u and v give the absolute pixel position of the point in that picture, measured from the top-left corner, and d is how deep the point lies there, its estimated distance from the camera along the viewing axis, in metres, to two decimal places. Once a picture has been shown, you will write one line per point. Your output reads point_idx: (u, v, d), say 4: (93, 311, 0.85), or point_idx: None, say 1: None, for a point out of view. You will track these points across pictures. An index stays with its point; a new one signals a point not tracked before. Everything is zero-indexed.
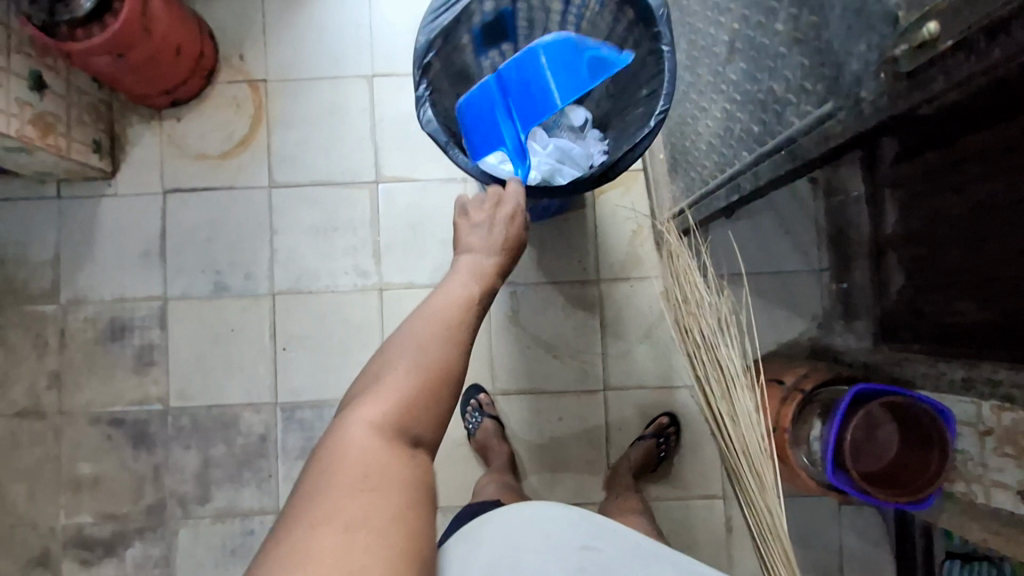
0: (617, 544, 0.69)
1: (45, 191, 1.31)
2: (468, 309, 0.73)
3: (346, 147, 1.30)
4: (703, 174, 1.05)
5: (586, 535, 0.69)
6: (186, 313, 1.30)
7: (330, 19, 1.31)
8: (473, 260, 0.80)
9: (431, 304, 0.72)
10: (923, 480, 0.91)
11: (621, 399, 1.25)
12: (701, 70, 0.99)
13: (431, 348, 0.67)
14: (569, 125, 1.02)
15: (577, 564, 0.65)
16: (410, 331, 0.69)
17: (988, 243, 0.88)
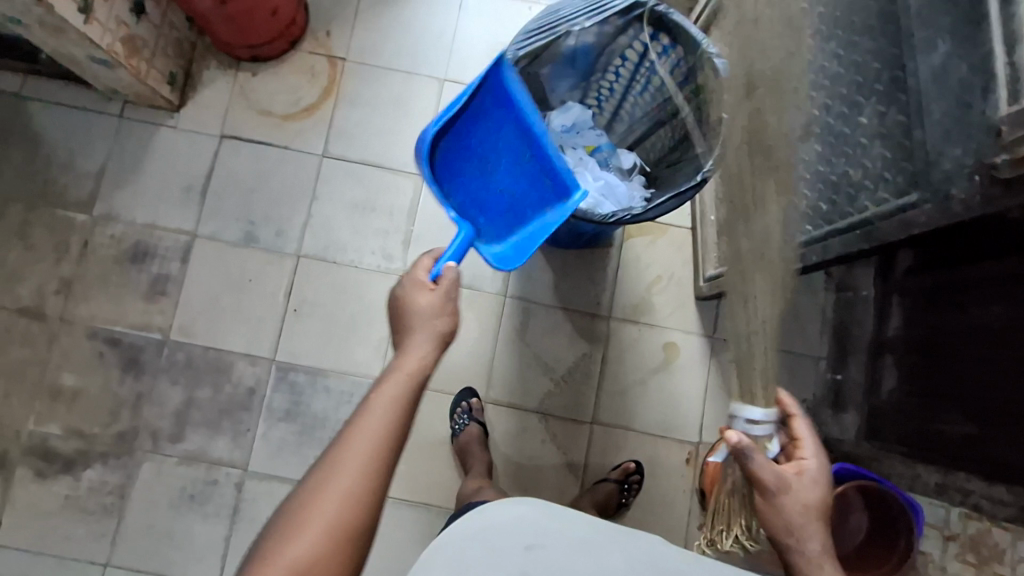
0: (569, 538, 0.60)
1: (110, 108, 1.35)
2: (392, 437, 0.63)
3: (403, 137, 1.36)
4: None
5: (532, 530, 0.60)
6: (211, 253, 1.32)
7: (419, 20, 1.39)
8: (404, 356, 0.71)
9: (348, 438, 0.62)
10: (883, 568, 1.01)
11: (605, 436, 1.28)
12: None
13: (328, 506, 0.58)
14: (618, 166, 1.09)
15: (521, 566, 0.57)
16: (315, 485, 0.59)
17: (981, 365, 0.93)
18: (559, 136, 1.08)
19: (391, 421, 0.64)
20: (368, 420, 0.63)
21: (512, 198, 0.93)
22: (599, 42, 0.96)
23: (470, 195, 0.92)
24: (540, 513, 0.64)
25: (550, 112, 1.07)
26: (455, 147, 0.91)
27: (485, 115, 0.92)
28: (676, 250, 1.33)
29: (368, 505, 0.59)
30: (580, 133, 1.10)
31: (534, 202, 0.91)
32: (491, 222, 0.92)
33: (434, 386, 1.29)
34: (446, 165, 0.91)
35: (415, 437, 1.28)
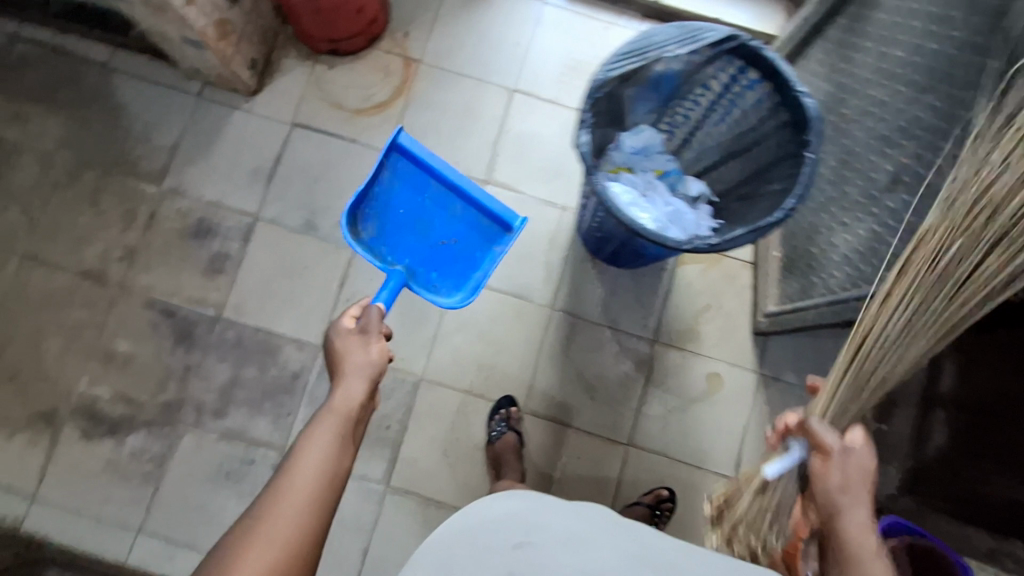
0: (560, 536, 0.60)
1: (189, 88, 1.40)
2: (325, 482, 0.68)
3: (469, 143, 1.38)
4: (828, 284, 1.02)
5: (521, 528, 0.60)
6: (272, 237, 1.35)
7: (495, 29, 1.41)
8: (338, 399, 0.77)
9: (279, 488, 0.66)
10: None
11: (641, 459, 1.28)
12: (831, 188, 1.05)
13: (257, 559, 0.60)
14: (684, 194, 1.09)
15: (507, 568, 0.57)
16: (247, 528, 0.62)
17: None
18: (629, 158, 1.07)
19: (321, 466, 0.69)
20: (302, 461, 0.68)
21: (454, 245, 1.09)
22: (685, 70, 0.96)
23: (414, 253, 1.08)
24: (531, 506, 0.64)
25: (623, 132, 1.06)
26: (389, 219, 1.08)
27: (406, 184, 1.09)
28: (728, 281, 1.33)
29: (306, 541, 0.63)
30: (650, 156, 1.09)
31: (478, 244, 1.09)
32: (443, 273, 1.08)
33: (474, 390, 1.30)
34: (387, 235, 1.07)
35: (452, 439, 1.29)
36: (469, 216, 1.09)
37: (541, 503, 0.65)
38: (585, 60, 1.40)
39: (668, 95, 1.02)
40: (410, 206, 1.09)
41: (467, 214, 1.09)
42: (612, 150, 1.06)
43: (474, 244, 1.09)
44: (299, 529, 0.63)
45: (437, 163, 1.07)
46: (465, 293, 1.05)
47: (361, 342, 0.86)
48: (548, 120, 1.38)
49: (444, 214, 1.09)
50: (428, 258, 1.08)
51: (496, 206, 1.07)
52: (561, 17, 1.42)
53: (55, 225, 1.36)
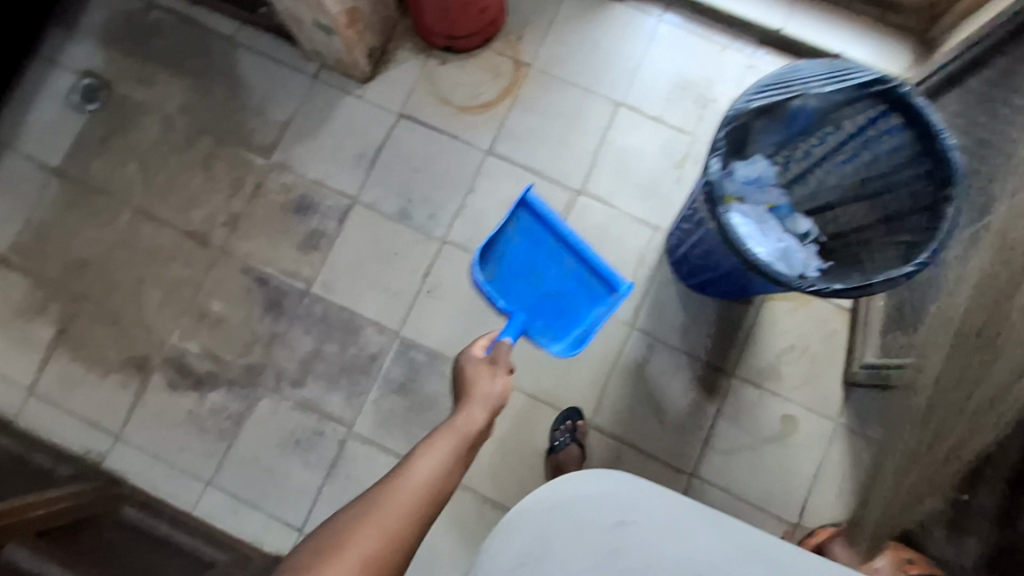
0: (658, 517, 0.58)
1: (307, 68, 1.46)
2: (439, 491, 0.70)
3: (569, 151, 1.39)
4: None
5: (619, 508, 0.58)
6: (366, 221, 1.39)
7: (611, 41, 1.42)
8: (464, 418, 0.83)
9: (397, 481, 0.69)
10: None
11: (703, 491, 1.26)
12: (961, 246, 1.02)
13: (364, 541, 0.62)
14: (793, 231, 1.08)
15: (609, 544, 0.54)
16: (361, 508, 0.65)
17: None
18: (741, 188, 1.05)
19: (439, 471, 0.72)
20: (421, 464, 0.72)
21: (562, 299, 1.13)
22: (823, 108, 0.97)
23: (527, 300, 1.12)
24: (628, 489, 0.62)
25: (739, 160, 1.04)
26: (509, 263, 1.13)
27: (527, 234, 1.15)
28: (815, 323, 1.30)
29: (410, 536, 0.65)
30: (762, 188, 1.07)
31: (585, 300, 1.13)
32: (548, 322, 1.12)
33: (544, 397, 1.31)
34: (502, 280, 1.13)
35: (516, 441, 1.30)
36: (579, 273, 1.14)
37: (638, 486, 0.62)
38: (695, 80, 1.39)
39: (797, 130, 1.02)
40: (529, 256, 1.15)
41: (579, 273, 1.14)
42: (726, 177, 1.02)
43: (579, 301, 1.14)
44: (407, 525, 0.66)
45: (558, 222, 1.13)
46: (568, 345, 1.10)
47: (491, 378, 0.92)
48: (651, 137, 1.38)
49: (557, 268, 1.14)
50: (536, 307, 1.12)
51: (605, 268, 1.12)
52: (675, 34, 1.41)
53: (169, 184, 1.43)
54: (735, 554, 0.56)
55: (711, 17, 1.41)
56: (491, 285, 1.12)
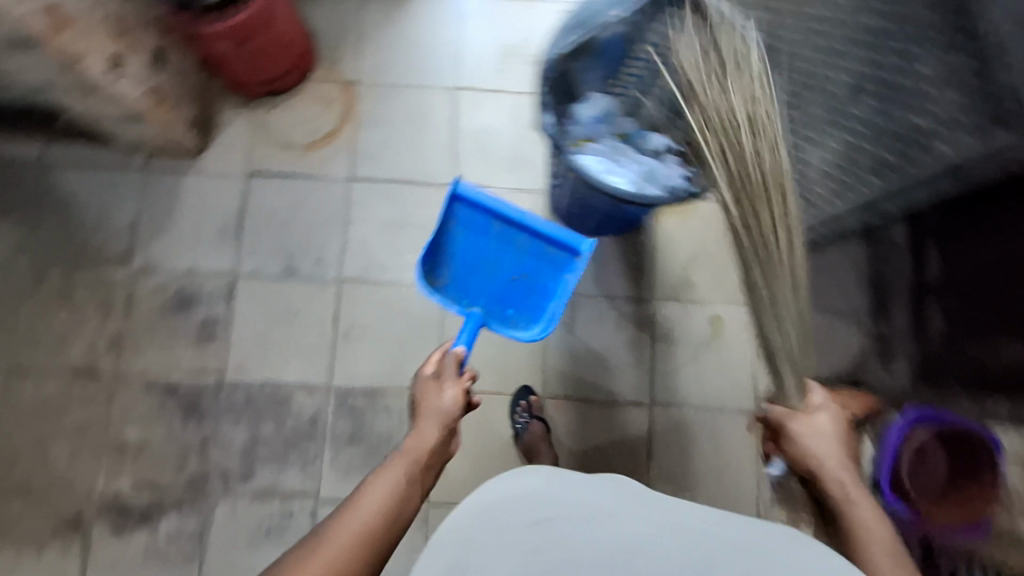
0: (577, 505, 0.58)
1: (134, 162, 1.37)
2: (392, 519, 0.69)
3: (425, 150, 1.38)
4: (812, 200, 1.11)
5: (541, 503, 0.58)
6: (254, 291, 1.34)
7: (426, 32, 1.41)
8: (418, 436, 0.81)
9: (347, 513, 0.69)
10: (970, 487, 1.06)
11: (666, 415, 1.30)
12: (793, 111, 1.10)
13: None
14: (650, 149, 1.11)
15: (528, 548, 0.55)
16: (309, 545, 0.66)
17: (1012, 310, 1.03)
18: (588, 127, 1.09)
19: (390, 495, 0.71)
20: (371, 493, 0.71)
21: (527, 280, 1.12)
22: (626, 31, 1.01)
23: (489, 295, 1.13)
24: (559, 480, 0.62)
25: (577, 104, 1.09)
26: (459, 259, 1.13)
27: (470, 225, 1.14)
28: (705, 224, 1.36)
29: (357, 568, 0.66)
30: (608, 121, 1.11)
31: (549, 274, 1.12)
32: (519, 306, 1.12)
33: (491, 389, 1.31)
34: (459, 281, 1.13)
35: (481, 442, 1.30)
36: (535, 247, 1.13)
37: (570, 477, 0.62)
38: (517, 42, 1.41)
39: (614, 58, 1.06)
40: (479, 246, 1.14)
41: (535, 246, 1.13)
42: (571, 124, 1.07)
43: (544, 275, 1.13)
44: (354, 557, 0.66)
45: (496, 205, 1.11)
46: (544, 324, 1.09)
47: (440, 391, 0.88)
48: (498, 109, 1.39)
49: (511, 250, 1.13)
50: (502, 297, 1.13)
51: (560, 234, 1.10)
52: (482, 5, 1.42)
53: (32, 332, 1.32)
54: (657, 527, 0.58)
55: None
56: (448, 288, 1.13)
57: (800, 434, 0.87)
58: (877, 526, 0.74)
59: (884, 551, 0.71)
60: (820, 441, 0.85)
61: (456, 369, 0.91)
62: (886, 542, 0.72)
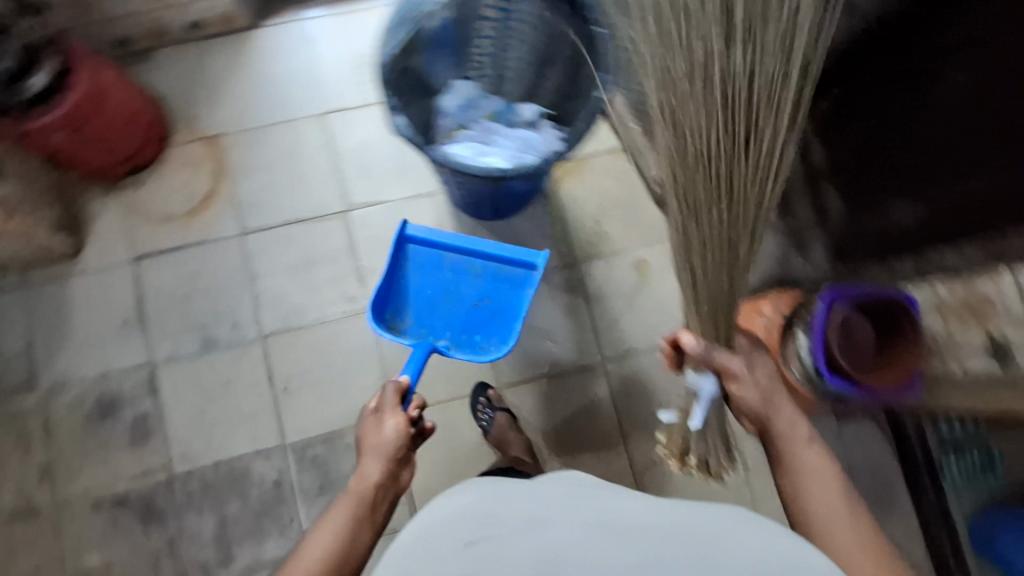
0: (515, 514, 0.59)
1: (9, 282, 1.28)
2: (340, 560, 0.75)
3: (311, 183, 1.34)
4: None
5: (478, 520, 0.59)
6: (178, 374, 1.28)
7: (276, 67, 1.38)
8: (361, 475, 0.84)
9: (301, 556, 0.76)
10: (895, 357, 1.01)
11: (621, 368, 1.31)
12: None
13: None
14: (523, 121, 1.13)
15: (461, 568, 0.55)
16: None
17: (891, 175, 1.02)
18: (456, 117, 1.12)
19: (336, 536, 0.77)
20: (320, 535, 0.78)
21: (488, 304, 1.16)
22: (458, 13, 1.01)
23: (453, 322, 1.16)
24: (507, 494, 0.63)
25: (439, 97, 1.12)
26: (416, 296, 1.16)
27: (422, 261, 1.18)
28: (603, 177, 1.38)
29: None
30: (475, 106, 1.13)
31: (508, 292, 1.17)
32: (482, 330, 1.16)
33: (447, 397, 1.29)
34: (421, 319, 1.16)
35: (453, 450, 1.28)
36: (489, 270, 1.18)
37: (510, 490, 0.63)
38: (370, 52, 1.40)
39: (455, 43, 1.06)
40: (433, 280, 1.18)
41: (488, 271, 1.17)
42: (440, 120, 1.11)
43: (504, 295, 1.17)
44: None
45: (444, 238, 1.16)
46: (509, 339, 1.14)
47: (377, 429, 0.88)
48: (371, 123, 1.37)
49: (467, 279, 1.17)
50: (465, 324, 1.16)
51: (511, 253, 1.15)
52: (325, 26, 1.40)
53: None
54: (593, 523, 0.58)
55: None
56: (408, 325, 1.16)
57: (734, 396, 0.82)
58: (812, 463, 0.76)
59: (820, 485, 0.74)
60: (755, 400, 0.80)
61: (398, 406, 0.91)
62: (822, 475, 0.75)
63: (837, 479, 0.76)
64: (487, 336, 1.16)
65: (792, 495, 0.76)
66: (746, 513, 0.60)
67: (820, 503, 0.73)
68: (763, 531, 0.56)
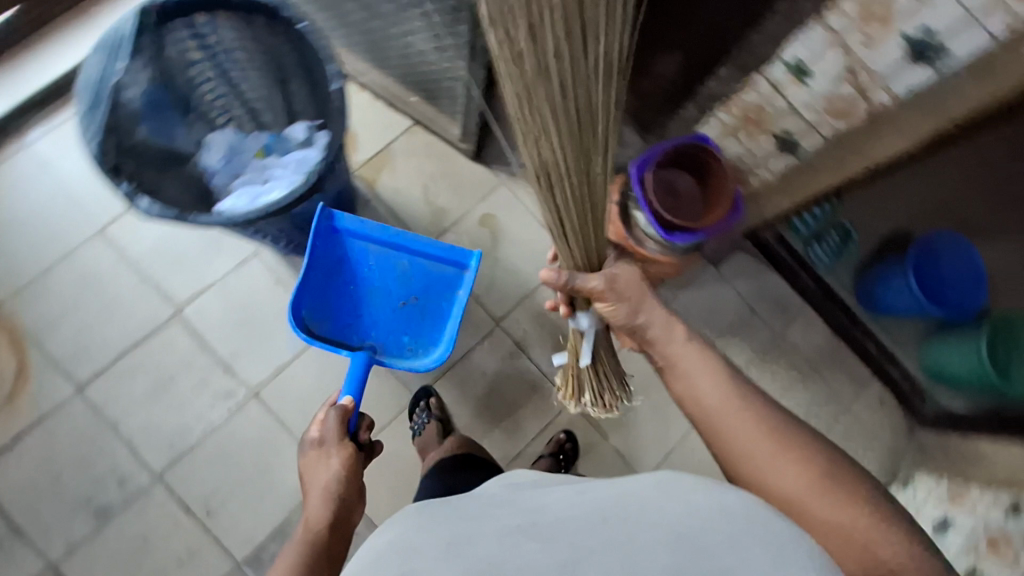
0: (442, 541, 0.49)
1: None
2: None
3: (126, 304, 1.23)
4: (447, 74, 1.13)
5: (398, 560, 0.48)
6: (86, 560, 1.15)
7: (23, 208, 1.24)
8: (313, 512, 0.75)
9: None
10: (719, 196, 1.07)
11: (515, 320, 1.32)
12: (370, 21, 1.10)
13: None
14: (297, 142, 1.07)
15: None
16: None
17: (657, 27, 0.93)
18: (228, 170, 1.08)
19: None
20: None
21: (416, 304, 1.13)
22: (156, 74, 0.98)
23: (381, 325, 1.13)
24: (435, 520, 0.54)
25: (201, 160, 1.08)
26: (340, 294, 1.12)
27: (348, 255, 1.13)
28: (411, 160, 1.37)
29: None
30: (244, 151, 1.09)
31: (441, 291, 1.13)
32: (411, 332, 1.13)
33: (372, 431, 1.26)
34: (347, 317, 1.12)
35: (403, 476, 1.25)
36: (418, 265, 1.14)
37: (431, 519, 0.54)
38: None
39: (178, 106, 1.05)
40: (357, 275, 1.14)
41: (417, 268, 1.13)
42: (214, 181, 1.07)
43: (434, 297, 1.14)
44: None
45: (370, 230, 1.11)
46: (446, 344, 1.11)
47: (325, 463, 0.82)
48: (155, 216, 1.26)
49: (394, 275, 1.13)
50: (399, 325, 1.13)
51: (441, 249, 1.11)
52: (54, 143, 1.27)
53: None
54: (523, 526, 0.50)
55: (58, 100, 1.29)
56: (327, 327, 1.11)
57: (603, 314, 0.82)
58: (694, 361, 0.73)
59: (709, 378, 0.71)
60: (623, 310, 0.79)
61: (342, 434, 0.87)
62: (707, 369, 0.72)
63: (721, 367, 0.73)
64: (417, 339, 1.13)
65: (685, 395, 0.72)
66: (671, 475, 0.55)
67: (710, 395, 0.70)
68: (687, 492, 0.51)
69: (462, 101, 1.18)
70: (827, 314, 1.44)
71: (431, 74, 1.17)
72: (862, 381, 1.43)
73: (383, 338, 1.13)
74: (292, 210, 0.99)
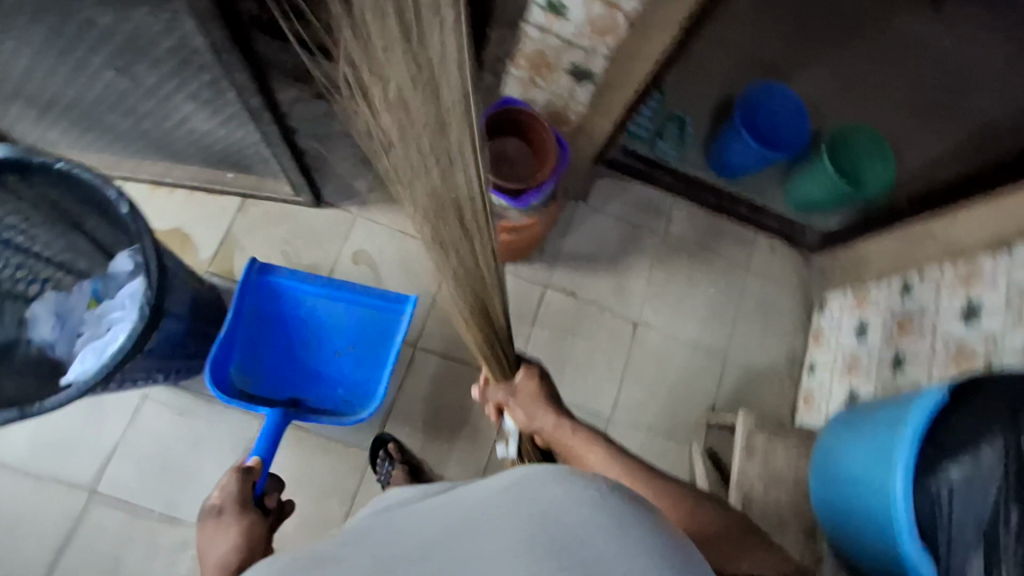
0: None
1: None
2: None
3: (32, 512, 1.12)
4: (245, 139, 1.10)
5: None
6: None
7: None
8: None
9: None
10: (543, 149, 1.11)
11: (428, 335, 1.33)
12: (141, 123, 1.07)
13: None
14: (120, 276, 1.01)
15: None
16: None
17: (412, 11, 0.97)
18: (64, 335, 1.01)
19: None
20: None
21: (350, 353, 1.16)
22: None
23: (313, 380, 1.15)
24: None
25: (31, 336, 1.00)
26: (273, 351, 1.14)
27: (282, 311, 1.16)
28: (259, 236, 1.33)
29: None
30: (71, 308, 1.02)
31: (377, 336, 1.17)
32: (350, 383, 1.16)
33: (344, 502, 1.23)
34: (273, 376, 1.14)
35: None
36: (356, 311, 1.17)
37: None
38: None
39: None
40: (291, 332, 1.16)
41: (354, 315, 1.17)
42: (54, 351, 1.00)
43: (370, 341, 1.17)
44: None
45: (309, 282, 1.16)
46: (382, 387, 1.13)
47: (226, 531, 0.82)
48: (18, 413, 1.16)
49: (329, 324, 1.17)
50: (338, 375, 1.16)
51: (377, 294, 1.17)
52: None
53: None
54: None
55: None
56: (257, 385, 1.13)
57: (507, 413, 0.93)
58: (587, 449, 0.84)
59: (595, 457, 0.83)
60: (502, 390, 0.90)
61: (246, 499, 0.88)
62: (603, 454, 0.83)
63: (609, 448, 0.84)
64: (353, 389, 1.16)
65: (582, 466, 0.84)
66: (545, 475, 0.40)
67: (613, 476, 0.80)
68: (563, 499, 0.38)
69: (273, 158, 1.16)
70: (696, 197, 1.52)
71: (233, 145, 1.14)
72: (750, 240, 1.53)
73: (317, 394, 1.15)
74: (148, 347, 0.93)
